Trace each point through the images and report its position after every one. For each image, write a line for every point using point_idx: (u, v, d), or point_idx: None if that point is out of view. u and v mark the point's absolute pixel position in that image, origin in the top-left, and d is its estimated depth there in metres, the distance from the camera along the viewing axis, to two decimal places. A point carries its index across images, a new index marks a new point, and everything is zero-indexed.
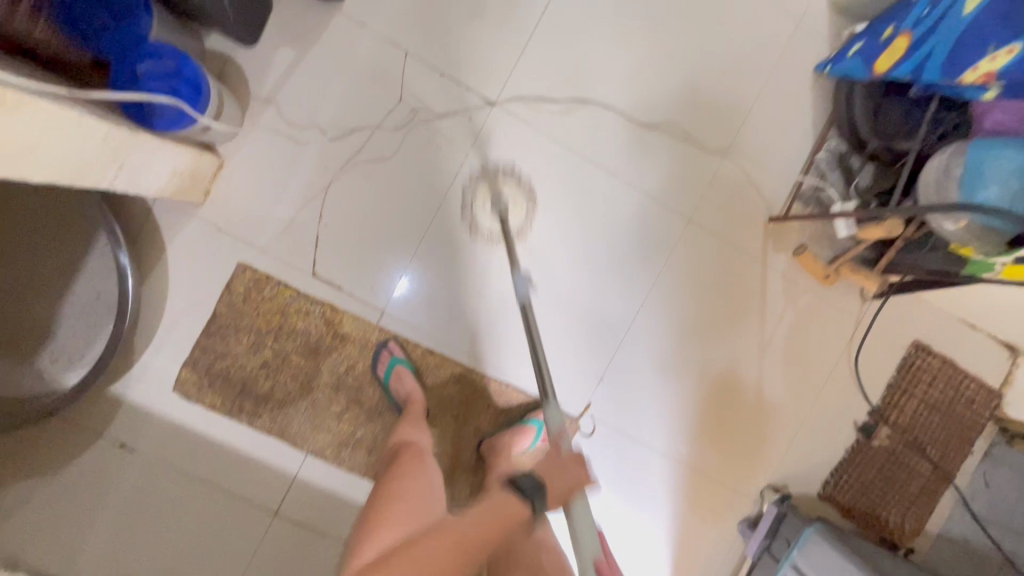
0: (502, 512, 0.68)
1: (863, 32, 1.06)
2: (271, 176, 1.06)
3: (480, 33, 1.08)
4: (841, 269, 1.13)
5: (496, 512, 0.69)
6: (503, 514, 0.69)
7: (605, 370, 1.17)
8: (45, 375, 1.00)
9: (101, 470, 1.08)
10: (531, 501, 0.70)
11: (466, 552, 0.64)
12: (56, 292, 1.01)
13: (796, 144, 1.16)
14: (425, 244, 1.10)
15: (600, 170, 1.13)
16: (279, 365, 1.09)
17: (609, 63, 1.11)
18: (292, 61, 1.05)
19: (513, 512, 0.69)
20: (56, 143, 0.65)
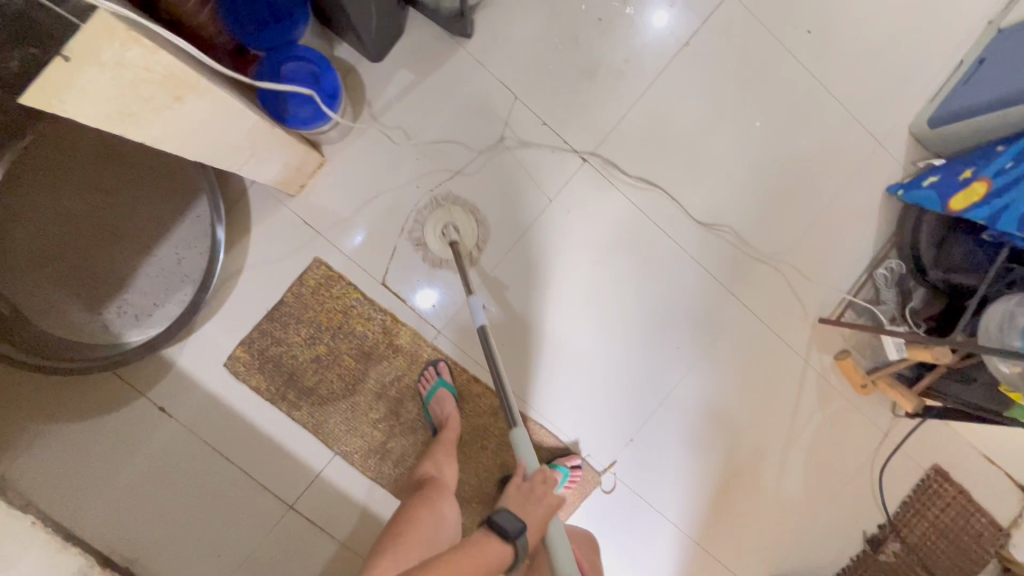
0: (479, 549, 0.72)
1: (939, 167, 1.13)
2: (365, 183, 1.11)
3: (587, 92, 1.14)
4: (879, 381, 1.17)
5: (485, 556, 0.72)
6: (487, 560, 0.72)
7: (636, 433, 1.19)
8: (109, 328, 1.03)
9: (134, 428, 1.09)
10: (514, 541, 0.75)
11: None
12: (139, 252, 1.04)
13: (857, 255, 1.21)
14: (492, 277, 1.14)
15: (670, 240, 1.17)
16: (330, 362, 1.11)
17: (701, 145, 1.17)
18: (410, 82, 1.10)
19: (496, 554, 0.73)
20: (219, 128, 0.69)
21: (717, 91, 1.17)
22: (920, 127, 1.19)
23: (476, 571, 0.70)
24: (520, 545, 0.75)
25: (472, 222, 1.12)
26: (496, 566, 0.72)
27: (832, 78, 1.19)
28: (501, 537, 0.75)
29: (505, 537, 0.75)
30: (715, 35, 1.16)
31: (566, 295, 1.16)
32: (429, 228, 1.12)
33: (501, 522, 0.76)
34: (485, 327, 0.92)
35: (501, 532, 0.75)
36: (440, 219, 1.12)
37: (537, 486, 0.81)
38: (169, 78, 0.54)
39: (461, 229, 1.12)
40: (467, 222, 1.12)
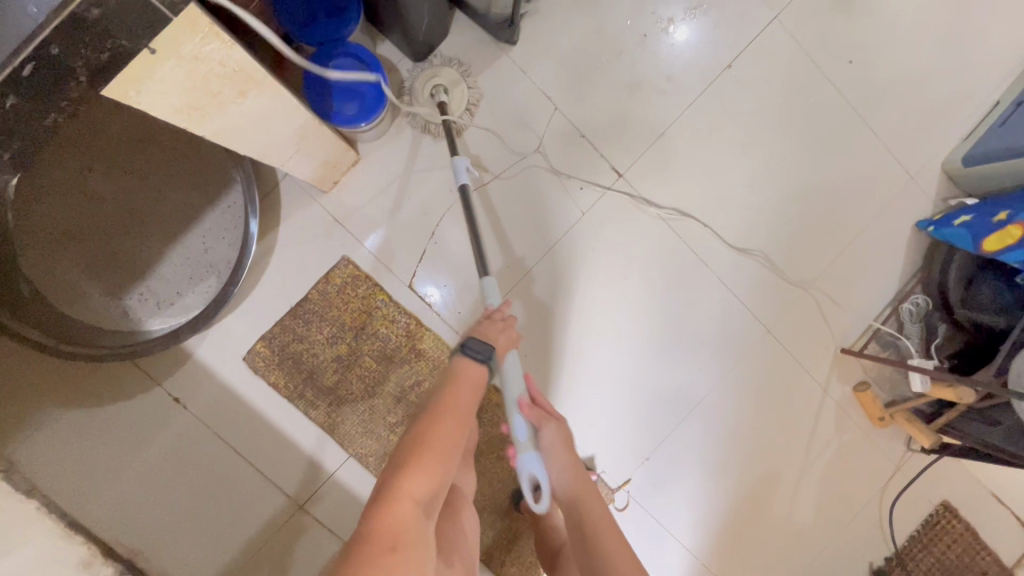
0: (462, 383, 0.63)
1: (972, 207, 1.13)
2: (398, 184, 1.09)
3: (626, 108, 1.13)
4: (897, 416, 1.18)
5: (470, 383, 0.64)
6: (472, 381, 0.64)
7: (652, 452, 1.18)
8: (129, 314, 1.01)
9: (148, 418, 1.07)
10: (488, 361, 0.67)
11: (461, 419, 0.61)
12: (165, 238, 1.02)
13: (883, 289, 1.21)
14: (520, 287, 1.13)
15: (699, 261, 1.17)
16: (351, 363, 1.10)
17: (735, 168, 1.17)
18: (451, 86, 1.09)
19: (478, 376, 0.65)
20: (273, 123, 0.68)
21: (755, 114, 1.16)
22: (953, 165, 1.19)
23: (470, 399, 0.63)
24: (492, 366, 0.67)
25: (465, 90, 1.08)
26: (481, 387, 0.65)
27: (870, 110, 1.19)
28: (476, 360, 0.66)
29: (480, 359, 0.66)
30: (757, 59, 1.16)
31: (593, 309, 1.15)
32: (415, 85, 1.06)
33: (471, 344, 0.67)
34: (467, 189, 0.90)
35: (474, 354, 0.66)
36: (431, 80, 1.06)
37: (502, 316, 0.74)
38: (239, 73, 0.53)
39: (450, 93, 1.06)
40: (457, 83, 1.07)
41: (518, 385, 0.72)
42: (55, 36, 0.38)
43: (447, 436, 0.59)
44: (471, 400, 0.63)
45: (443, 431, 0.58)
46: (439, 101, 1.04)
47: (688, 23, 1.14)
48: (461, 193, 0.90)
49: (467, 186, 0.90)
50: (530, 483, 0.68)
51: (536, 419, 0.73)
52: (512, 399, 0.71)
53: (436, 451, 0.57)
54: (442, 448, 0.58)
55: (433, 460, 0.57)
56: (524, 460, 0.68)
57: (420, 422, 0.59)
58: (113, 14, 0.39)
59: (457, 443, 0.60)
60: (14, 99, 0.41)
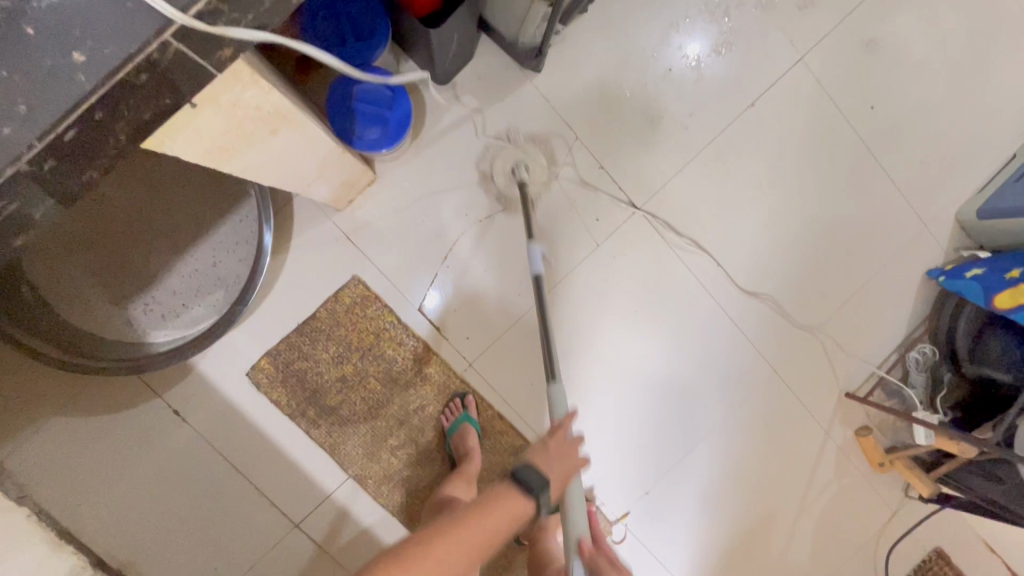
0: (495, 527, 0.62)
1: (984, 260, 1.14)
2: (412, 205, 1.08)
3: (647, 140, 1.13)
4: (897, 462, 1.18)
5: (508, 512, 0.63)
6: (509, 514, 0.63)
7: (653, 486, 1.18)
8: (133, 324, 0.99)
9: (146, 430, 1.05)
10: (538, 496, 0.65)
11: (481, 546, 0.60)
12: (174, 249, 1.00)
13: (890, 335, 1.21)
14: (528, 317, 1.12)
15: (711, 299, 1.17)
16: (356, 383, 1.08)
17: (752, 206, 1.17)
18: (473, 109, 1.08)
19: (519, 513, 0.64)
20: (298, 156, 0.67)
21: (775, 154, 1.16)
22: (968, 216, 1.19)
23: (496, 530, 0.62)
24: (544, 501, 0.66)
25: (544, 161, 1.10)
26: (521, 526, 0.64)
27: (889, 156, 1.19)
28: (524, 493, 0.65)
29: (528, 492, 0.65)
30: (781, 99, 1.15)
31: (603, 342, 1.15)
32: (497, 161, 1.09)
33: (526, 475, 0.66)
34: (539, 278, 0.90)
35: (526, 487, 0.65)
36: (513, 157, 1.08)
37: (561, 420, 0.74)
38: (272, 115, 0.51)
39: (531, 169, 1.09)
40: (538, 160, 1.09)
41: (579, 521, 0.70)
42: (102, 100, 0.37)
43: (461, 551, 0.58)
44: (496, 533, 0.61)
45: (459, 544, 0.58)
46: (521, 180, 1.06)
47: (714, 59, 1.13)
48: (534, 281, 0.90)
49: (539, 274, 0.90)
50: (577, 532, 0.69)
51: (593, 566, 0.68)
52: (555, 435, 0.72)
53: (441, 554, 0.57)
54: (453, 558, 0.57)
55: (440, 559, 0.56)
56: (574, 508, 0.69)
57: (443, 530, 0.59)
58: (161, 74, 0.38)
59: (469, 558, 0.58)
60: (51, 162, 0.38)
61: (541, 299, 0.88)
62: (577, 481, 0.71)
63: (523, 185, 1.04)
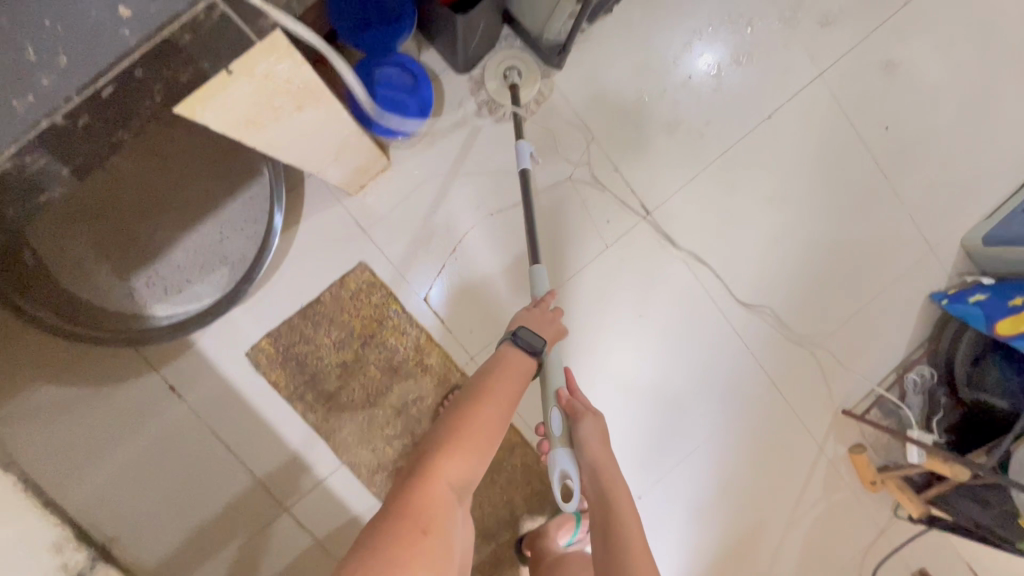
0: (514, 363, 0.67)
1: (987, 286, 1.15)
2: (424, 194, 1.07)
3: (661, 145, 1.12)
4: (888, 482, 1.18)
5: (516, 372, 0.67)
6: (520, 369, 0.67)
7: (645, 492, 1.18)
8: (134, 297, 0.97)
9: (142, 404, 1.04)
10: (539, 352, 0.71)
11: (505, 402, 0.62)
12: (182, 223, 0.99)
13: (890, 355, 1.22)
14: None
15: (715, 308, 1.17)
16: (356, 370, 1.08)
17: (762, 218, 1.17)
18: (491, 103, 1.07)
19: (525, 367, 0.68)
20: (319, 137, 0.66)
21: (787, 168, 1.16)
22: (974, 242, 1.20)
23: (520, 381, 0.66)
24: (543, 359, 0.71)
25: (537, 75, 1.07)
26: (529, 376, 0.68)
27: (899, 178, 1.20)
28: (524, 353, 0.70)
29: (531, 351, 0.70)
30: (797, 114, 1.16)
31: (604, 344, 1.14)
32: (490, 67, 1.06)
33: (523, 334, 0.71)
34: (528, 171, 0.91)
35: (527, 346, 0.70)
36: (503, 62, 1.06)
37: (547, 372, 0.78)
38: (300, 88, 0.50)
39: (524, 76, 1.07)
40: (532, 65, 1.07)
41: (556, 372, 0.76)
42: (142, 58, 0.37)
43: (497, 417, 0.61)
44: (518, 385, 0.65)
45: (492, 416, 0.61)
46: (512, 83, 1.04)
47: (733, 68, 1.14)
48: (523, 174, 0.91)
49: (528, 167, 0.91)
50: (559, 478, 0.70)
51: (570, 409, 0.74)
52: (552, 388, 0.75)
53: (479, 428, 0.59)
54: (492, 423, 0.60)
55: (471, 442, 0.58)
56: (557, 454, 0.71)
57: (462, 407, 0.61)
58: (201, 36, 0.38)
59: (506, 411, 0.62)
60: (86, 119, 0.39)
61: (529, 205, 0.91)
62: (560, 434, 0.72)
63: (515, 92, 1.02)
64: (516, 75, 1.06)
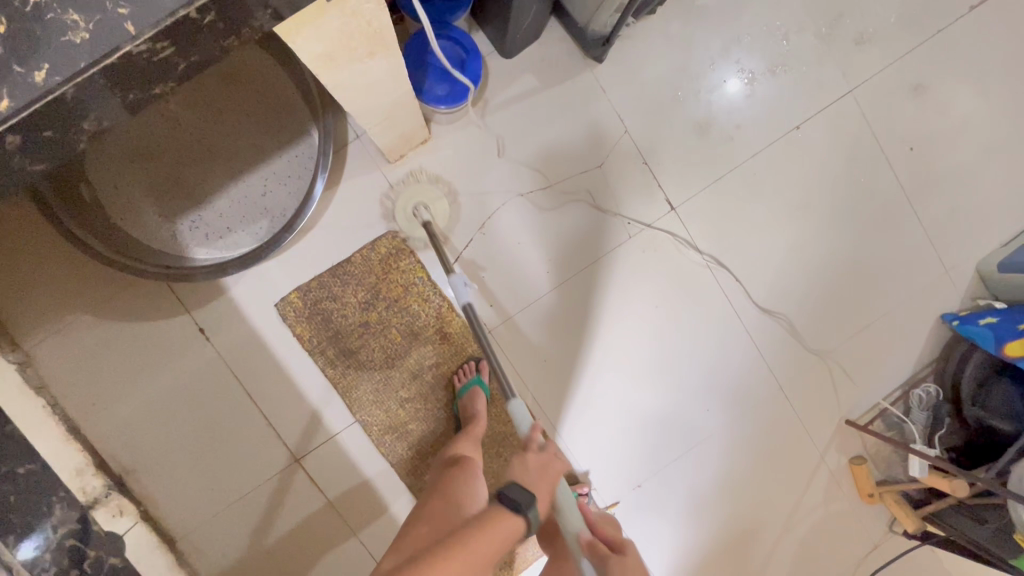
0: (498, 531, 0.59)
1: (998, 310, 1.17)
2: (461, 169, 1.12)
3: (692, 146, 1.16)
4: (886, 496, 1.20)
5: (499, 533, 0.59)
6: (500, 537, 0.59)
7: (645, 480, 1.20)
8: (178, 238, 1.03)
9: (172, 342, 1.08)
10: (526, 514, 0.62)
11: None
12: (229, 173, 1.04)
13: (898, 372, 1.24)
14: (550, 296, 1.15)
15: (729, 306, 1.20)
16: (378, 331, 1.11)
17: (783, 223, 1.20)
18: (531, 88, 1.12)
19: (509, 531, 0.60)
20: (379, 90, 0.71)
21: (812, 178, 1.20)
22: (989, 266, 1.23)
23: (497, 548, 0.58)
24: (532, 518, 0.63)
25: (447, 206, 1.11)
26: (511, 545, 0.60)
27: (920, 198, 1.23)
28: (512, 511, 0.62)
29: (517, 507, 0.62)
30: (825, 128, 1.19)
31: (619, 331, 1.17)
32: (399, 211, 1.09)
33: (509, 490, 0.64)
34: (468, 307, 0.90)
35: (511, 501, 0.63)
36: (414, 199, 1.09)
37: (536, 443, 0.78)
38: (378, 34, 0.55)
39: (433, 210, 1.10)
40: (438, 202, 1.10)
41: (575, 523, 0.71)
42: None
43: None
44: (491, 555, 0.57)
45: None
46: (424, 220, 1.07)
47: (767, 77, 1.18)
48: (466, 314, 0.90)
49: (469, 304, 0.91)
50: None
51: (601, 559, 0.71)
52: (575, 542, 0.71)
53: None
54: None
55: None
56: None
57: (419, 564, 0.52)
58: None
59: None
60: (211, 17, 0.42)
61: (476, 331, 0.90)
62: None
63: (426, 224, 1.04)
64: (426, 209, 1.09)
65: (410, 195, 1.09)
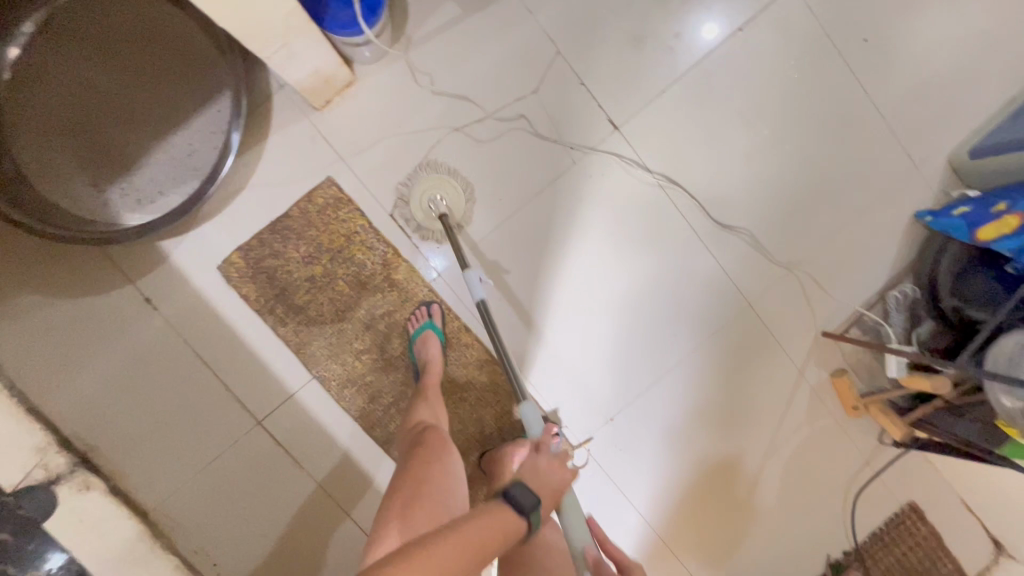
0: (495, 517, 0.64)
1: (973, 198, 1.10)
2: (390, 110, 1.09)
3: (630, 61, 1.12)
4: (871, 406, 1.15)
5: (501, 527, 0.64)
6: (501, 529, 0.63)
7: (618, 413, 1.17)
8: (108, 207, 1.01)
9: (119, 314, 1.07)
10: (528, 517, 0.66)
11: (472, 550, 0.59)
12: (153, 135, 1.02)
13: (873, 277, 1.19)
14: (498, 232, 1.11)
15: (687, 225, 1.15)
16: (324, 285, 1.10)
17: (735, 133, 1.15)
18: (455, 18, 1.08)
19: (512, 529, 0.64)
20: (255, 2, 0.68)
21: (761, 82, 1.14)
22: (960, 156, 1.16)
23: (493, 535, 0.62)
24: (533, 520, 0.67)
25: (461, 192, 1.09)
26: (510, 542, 0.64)
27: (881, 91, 1.16)
28: (515, 511, 0.66)
29: (519, 509, 0.66)
30: (770, 26, 1.13)
31: (574, 263, 1.13)
32: (415, 203, 1.08)
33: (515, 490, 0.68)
34: (480, 302, 0.95)
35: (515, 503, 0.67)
36: (427, 189, 1.08)
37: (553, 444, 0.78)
38: None
39: (449, 200, 1.08)
40: (452, 190, 1.08)
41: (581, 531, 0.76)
42: None
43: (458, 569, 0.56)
44: (489, 541, 0.61)
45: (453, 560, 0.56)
46: (442, 214, 1.06)
47: None
48: (479, 310, 0.95)
49: (482, 301, 0.95)
50: None
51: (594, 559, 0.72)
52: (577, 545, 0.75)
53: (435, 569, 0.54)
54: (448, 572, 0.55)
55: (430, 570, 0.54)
56: None
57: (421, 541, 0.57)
58: None
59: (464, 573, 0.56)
60: None
61: (490, 327, 0.94)
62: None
63: (444, 221, 1.04)
64: (442, 200, 1.08)
65: (430, 185, 1.08)
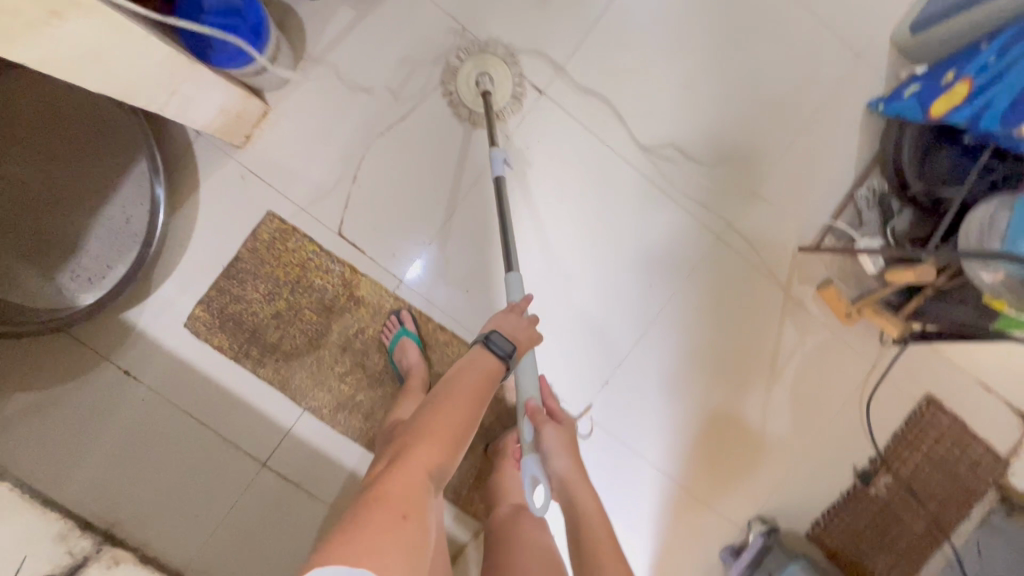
0: (471, 358, 0.72)
1: (920, 75, 1.05)
2: (312, 130, 1.07)
3: (539, 22, 1.08)
4: (864, 309, 1.10)
5: (483, 369, 0.71)
6: (484, 368, 0.71)
7: (612, 375, 1.15)
8: (62, 292, 1.01)
9: (103, 392, 1.07)
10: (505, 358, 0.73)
11: (469, 399, 0.66)
12: (86, 212, 1.02)
13: (837, 180, 1.15)
14: (472, 100, 1.08)
15: (634, 171, 1.12)
16: (291, 317, 1.09)
17: (663, 66, 1.11)
18: (352, 21, 1.06)
19: (493, 369, 0.72)
20: (121, 55, 0.67)
21: (677, 9, 1.10)
22: (899, 35, 1.11)
23: (475, 380, 0.69)
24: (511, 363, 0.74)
25: (507, 73, 1.07)
26: (494, 377, 0.71)
27: None
28: (492, 355, 0.73)
29: (496, 353, 0.73)
30: None
31: (531, 237, 1.11)
32: (462, 79, 1.07)
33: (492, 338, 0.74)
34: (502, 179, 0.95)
35: (491, 348, 0.73)
36: (474, 69, 1.06)
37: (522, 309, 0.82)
38: None
39: (494, 79, 1.06)
40: (500, 70, 1.07)
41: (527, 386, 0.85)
42: None
43: (450, 426, 0.63)
44: (476, 379, 0.69)
45: (446, 416, 0.64)
46: (486, 90, 1.05)
47: None
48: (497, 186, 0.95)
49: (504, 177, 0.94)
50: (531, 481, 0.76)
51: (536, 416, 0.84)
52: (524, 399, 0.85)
53: (439, 429, 0.62)
54: (445, 427, 0.63)
55: (440, 433, 0.62)
56: (527, 462, 0.77)
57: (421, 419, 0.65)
58: None
59: (466, 422, 0.64)
60: None
61: (506, 213, 0.94)
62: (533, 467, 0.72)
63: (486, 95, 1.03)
64: (488, 78, 1.06)
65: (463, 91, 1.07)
